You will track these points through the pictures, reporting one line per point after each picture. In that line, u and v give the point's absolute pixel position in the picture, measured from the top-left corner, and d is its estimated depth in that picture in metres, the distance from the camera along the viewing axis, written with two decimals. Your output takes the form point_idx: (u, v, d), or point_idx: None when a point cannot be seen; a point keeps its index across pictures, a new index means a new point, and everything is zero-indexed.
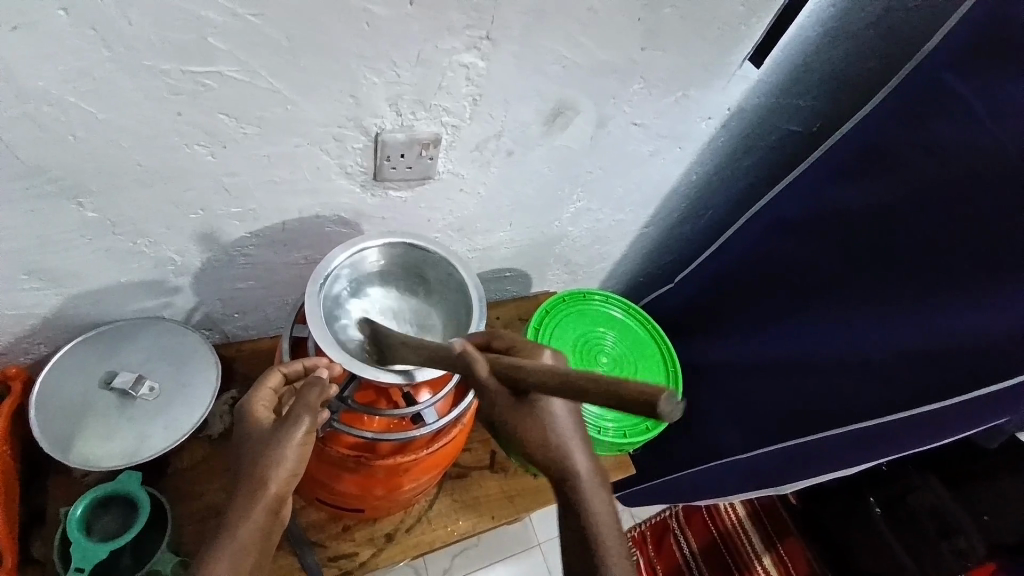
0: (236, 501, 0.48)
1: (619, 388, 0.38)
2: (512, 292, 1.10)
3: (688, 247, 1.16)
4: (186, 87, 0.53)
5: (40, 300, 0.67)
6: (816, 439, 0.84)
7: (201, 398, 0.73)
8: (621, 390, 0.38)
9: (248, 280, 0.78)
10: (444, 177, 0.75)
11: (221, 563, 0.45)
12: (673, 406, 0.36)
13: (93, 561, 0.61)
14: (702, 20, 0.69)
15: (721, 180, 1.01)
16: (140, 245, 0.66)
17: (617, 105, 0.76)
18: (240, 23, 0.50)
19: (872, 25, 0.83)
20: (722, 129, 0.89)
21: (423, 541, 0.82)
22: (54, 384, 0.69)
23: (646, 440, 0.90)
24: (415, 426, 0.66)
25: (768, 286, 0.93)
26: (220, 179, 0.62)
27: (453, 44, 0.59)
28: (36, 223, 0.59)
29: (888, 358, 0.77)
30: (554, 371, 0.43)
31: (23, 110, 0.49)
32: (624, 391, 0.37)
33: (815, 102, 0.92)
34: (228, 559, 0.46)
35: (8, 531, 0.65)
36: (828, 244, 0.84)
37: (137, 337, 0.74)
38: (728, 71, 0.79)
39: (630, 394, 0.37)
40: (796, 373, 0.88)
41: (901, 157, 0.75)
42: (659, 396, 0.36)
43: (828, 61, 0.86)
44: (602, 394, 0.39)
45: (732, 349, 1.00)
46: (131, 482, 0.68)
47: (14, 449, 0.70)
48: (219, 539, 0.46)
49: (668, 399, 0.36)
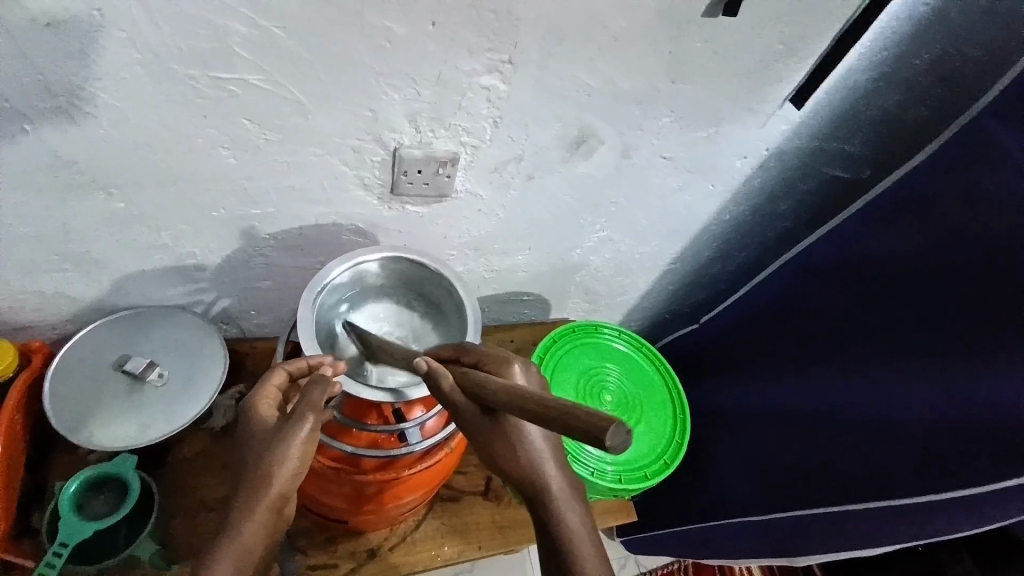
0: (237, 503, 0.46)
1: (573, 417, 0.37)
2: (530, 316, 1.08)
3: (719, 287, 1.12)
4: (210, 91, 0.55)
5: (68, 282, 0.71)
6: (837, 511, 0.76)
7: (205, 388, 0.75)
8: (573, 420, 0.37)
9: (264, 280, 0.80)
10: (462, 196, 0.75)
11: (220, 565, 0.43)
12: (621, 438, 0.35)
13: (79, 538, 0.62)
14: (736, 57, 0.67)
15: (755, 221, 0.96)
16: (163, 238, 0.69)
17: (644, 135, 0.74)
18: (263, 34, 0.51)
19: (929, 72, 0.78)
20: (758, 168, 0.86)
21: (406, 562, 0.80)
22: (72, 363, 0.73)
23: (644, 489, 0.84)
24: (400, 445, 0.65)
25: (796, 338, 0.88)
26: (240, 182, 0.64)
27: (473, 65, 0.59)
28: (67, 210, 0.62)
29: (925, 430, 0.69)
30: (517, 392, 0.43)
31: (58, 104, 0.52)
32: (579, 421, 0.36)
33: (865, 148, 0.87)
34: (228, 562, 0.43)
35: (6, 498, 0.67)
36: (865, 300, 0.78)
37: (155, 325, 0.77)
38: (765, 109, 0.76)
39: (583, 422, 0.36)
40: (820, 434, 0.82)
41: (949, 213, 0.70)
42: (607, 428, 0.35)
43: (877, 107, 0.81)
44: (558, 422, 0.38)
45: (752, 400, 0.93)
46: (124, 467, 0.69)
47: (30, 420, 0.73)
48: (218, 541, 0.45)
49: (616, 431, 0.35)
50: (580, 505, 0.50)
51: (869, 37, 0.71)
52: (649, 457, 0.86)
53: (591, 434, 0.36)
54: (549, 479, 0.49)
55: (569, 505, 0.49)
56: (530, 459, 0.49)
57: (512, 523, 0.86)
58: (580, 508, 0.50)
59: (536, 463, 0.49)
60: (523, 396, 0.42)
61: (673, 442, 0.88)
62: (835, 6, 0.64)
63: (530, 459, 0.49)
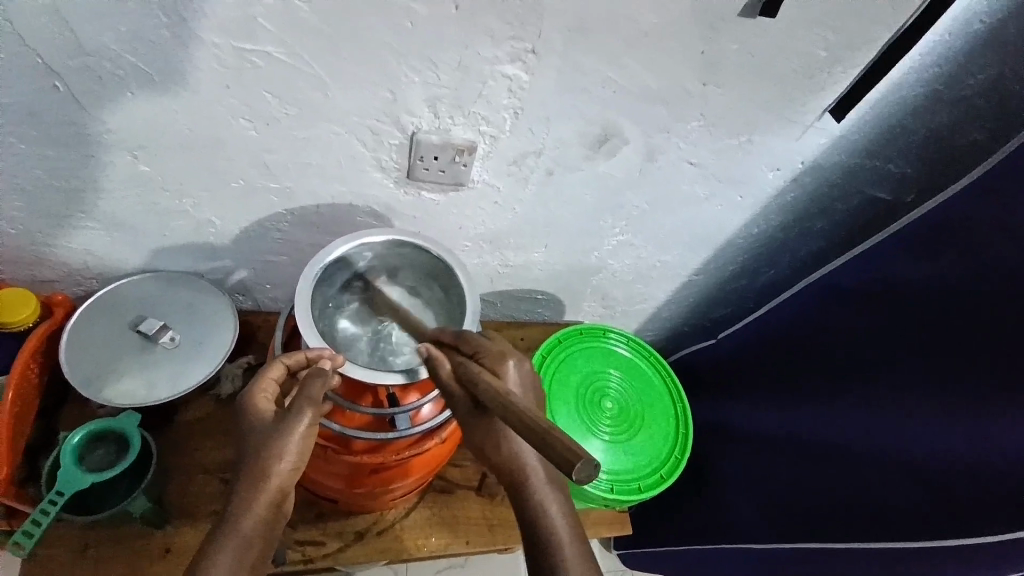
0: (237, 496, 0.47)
1: (548, 437, 0.37)
2: (543, 316, 1.06)
3: (742, 303, 1.08)
4: (233, 62, 0.55)
5: (93, 240, 0.74)
6: (842, 548, 0.72)
7: (213, 355, 0.77)
8: (548, 440, 0.37)
9: (280, 255, 0.81)
10: (478, 186, 0.74)
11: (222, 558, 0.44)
12: (590, 470, 0.36)
13: (76, 489, 0.64)
14: (774, 62, 0.64)
15: (785, 238, 0.92)
16: (184, 204, 0.70)
17: (670, 139, 0.71)
18: (286, 7, 0.52)
19: (986, 93, 0.73)
20: (792, 182, 0.82)
21: (392, 548, 0.80)
22: (92, 317, 0.76)
23: (636, 501, 0.82)
24: (390, 429, 0.65)
25: (816, 364, 0.83)
26: (260, 154, 0.65)
27: (495, 52, 0.58)
28: (94, 169, 0.64)
29: (944, 474, 0.65)
30: (505, 399, 0.43)
31: (88, 63, 0.54)
32: (550, 445, 0.37)
33: (910, 169, 0.82)
34: (230, 554, 0.44)
35: (15, 440, 0.70)
36: (892, 330, 0.74)
37: (173, 288, 0.79)
38: (802, 120, 0.72)
39: (557, 452, 0.36)
40: (831, 466, 0.77)
41: (994, 246, 0.65)
42: (575, 464, 0.35)
43: (926, 127, 0.77)
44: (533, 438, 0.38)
45: (765, 423, 0.89)
46: (127, 423, 0.71)
47: (47, 369, 0.76)
48: (218, 534, 0.46)
49: (583, 466, 0.35)
50: (563, 499, 0.49)
51: (921, 52, 0.67)
52: (647, 470, 0.84)
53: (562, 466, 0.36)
54: (527, 468, 0.49)
55: (551, 499, 0.48)
56: (512, 454, 0.49)
57: (502, 522, 0.85)
58: (561, 500, 0.48)
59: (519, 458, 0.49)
60: (507, 407, 0.42)
61: (672, 457, 0.86)
62: (884, 14, 0.61)
63: (511, 454, 0.49)
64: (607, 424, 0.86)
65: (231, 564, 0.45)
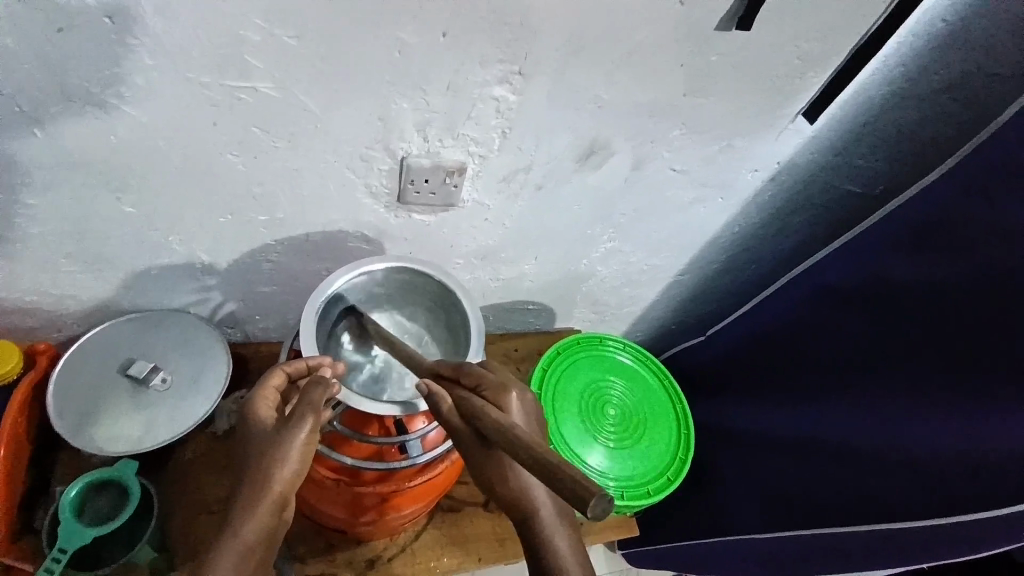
0: (238, 500, 0.46)
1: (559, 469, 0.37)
2: (535, 325, 1.07)
3: (726, 300, 1.11)
4: (222, 99, 0.55)
5: (75, 283, 0.71)
6: (843, 533, 0.75)
7: (208, 393, 0.75)
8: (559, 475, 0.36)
9: (271, 285, 0.80)
10: (469, 206, 0.74)
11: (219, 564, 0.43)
12: (605, 508, 0.34)
13: (78, 544, 0.62)
14: (752, 71, 0.66)
15: (765, 235, 0.95)
16: (171, 241, 0.69)
17: (656, 148, 0.73)
18: (277, 43, 0.51)
19: (946, 90, 0.77)
20: (770, 182, 0.85)
21: (405, 573, 0.80)
22: (77, 364, 0.73)
23: (645, 505, 0.83)
24: (401, 457, 0.65)
25: (805, 355, 0.87)
26: (249, 188, 0.64)
27: (484, 76, 0.59)
28: (75, 212, 0.62)
29: (935, 453, 0.68)
30: (506, 431, 0.42)
31: (70, 108, 0.52)
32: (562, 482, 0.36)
33: (880, 164, 0.86)
34: (229, 559, 0.43)
35: (9, 499, 0.67)
36: (879, 321, 0.77)
37: (160, 328, 0.77)
38: (778, 124, 0.75)
39: (568, 487, 0.36)
40: (826, 453, 0.81)
41: (967, 238, 0.69)
42: (589, 500, 0.34)
43: (892, 124, 0.80)
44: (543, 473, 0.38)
45: (759, 416, 0.92)
46: (126, 471, 0.69)
47: (34, 420, 0.73)
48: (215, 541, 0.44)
49: (596, 503, 0.34)
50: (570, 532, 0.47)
51: (885, 55, 0.71)
52: (653, 472, 0.85)
53: (573, 501, 0.35)
54: (536, 505, 0.47)
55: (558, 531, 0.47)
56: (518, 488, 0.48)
57: (513, 535, 0.85)
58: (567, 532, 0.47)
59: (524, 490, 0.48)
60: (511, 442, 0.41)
61: (676, 459, 0.88)
62: (852, 23, 0.64)
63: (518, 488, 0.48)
64: (610, 431, 0.88)
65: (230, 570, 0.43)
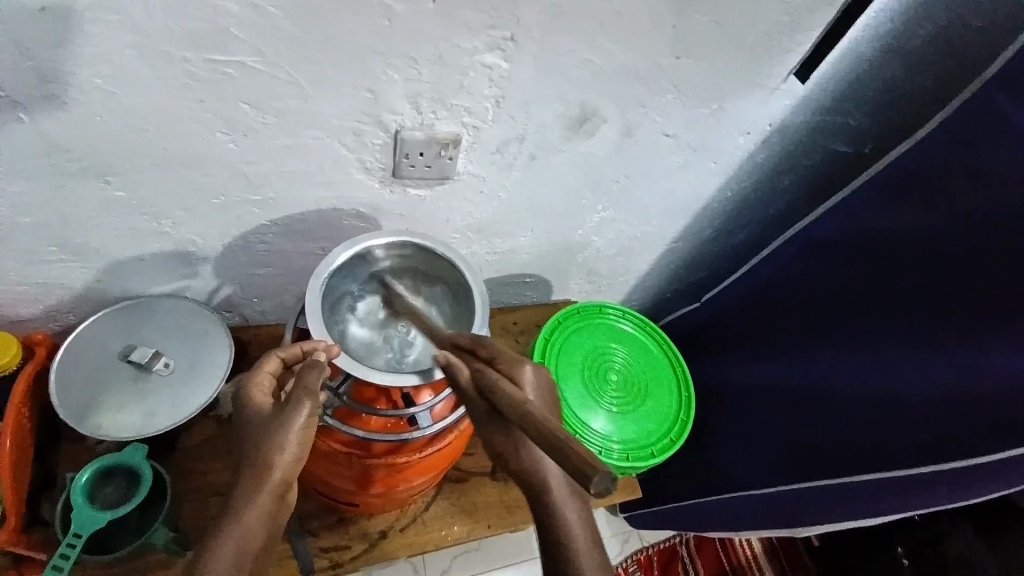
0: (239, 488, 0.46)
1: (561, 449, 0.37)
2: (532, 298, 1.08)
3: (718, 264, 1.12)
4: (208, 75, 0.54)
5: (67, 273, 0.70)
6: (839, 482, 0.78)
7: (210, 378, 0.75)
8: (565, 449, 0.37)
9: (266, 267, 0.80)
10: (464, 178, 0.74)
11: (223, 550, 0.42)
12: (608, 485, 0.34)
13: (91, 528, 0.62)
14: (740, 30, 0.66)
15: (756, 198, 0.96)
16: (162, 226, 0.68)
17: (647, 113, 0.73)
18: (260, 14, 0.50)
19: (931, 43, 0.77)
20: (760, 144, 0.85)
21: (418, 542, 0.82)
22: (76, 353, 0.73)
23: (651, 465, 0.85)
24: (411, 428, 0.66)
25: (797, 314, 0.88)
26: (239, 167, 0.63)
27: (474, 43, 0.58)
28: (62, 199, 0.61)
29: (925, 401, 0.71)
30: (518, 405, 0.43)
31: (50, 90, 0.51)
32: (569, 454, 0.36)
33: (867, 121, 0.87)
34: (230, 546, 0.43)
35: (16, 490, 0.67)
36: (869, 278, 0.79)
37: (158, 315, 0.77)
38: (767, 84, 0.75)
39: (570, 462, 0.36)
40: (820, 408, 0.83)
41: (950, 191, 0.70)
42: (592, 477, 0.34)
43: (879, 80, 0.81)
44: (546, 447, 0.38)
45: (754, 376, 0.94)
46: (135, 456, 0.69)
47: (35, 412, 0.73)
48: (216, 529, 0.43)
49: (600, 479, 0.33)
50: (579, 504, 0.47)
51: (873, 12, 0.71)
52: (655, 435, 0.87)
53: (576, 474, 0.35)
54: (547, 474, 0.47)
55: (567, 500, 0.47)
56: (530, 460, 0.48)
57: (520, 503, 0.87)
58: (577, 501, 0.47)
59: (536, 460, 0.48)
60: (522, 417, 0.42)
61: (678, 420, 0.90)
62: None
63: (529, 459, 0.48)
64: (613, 397, 0.89)
65: (231, 557, 0.43)
